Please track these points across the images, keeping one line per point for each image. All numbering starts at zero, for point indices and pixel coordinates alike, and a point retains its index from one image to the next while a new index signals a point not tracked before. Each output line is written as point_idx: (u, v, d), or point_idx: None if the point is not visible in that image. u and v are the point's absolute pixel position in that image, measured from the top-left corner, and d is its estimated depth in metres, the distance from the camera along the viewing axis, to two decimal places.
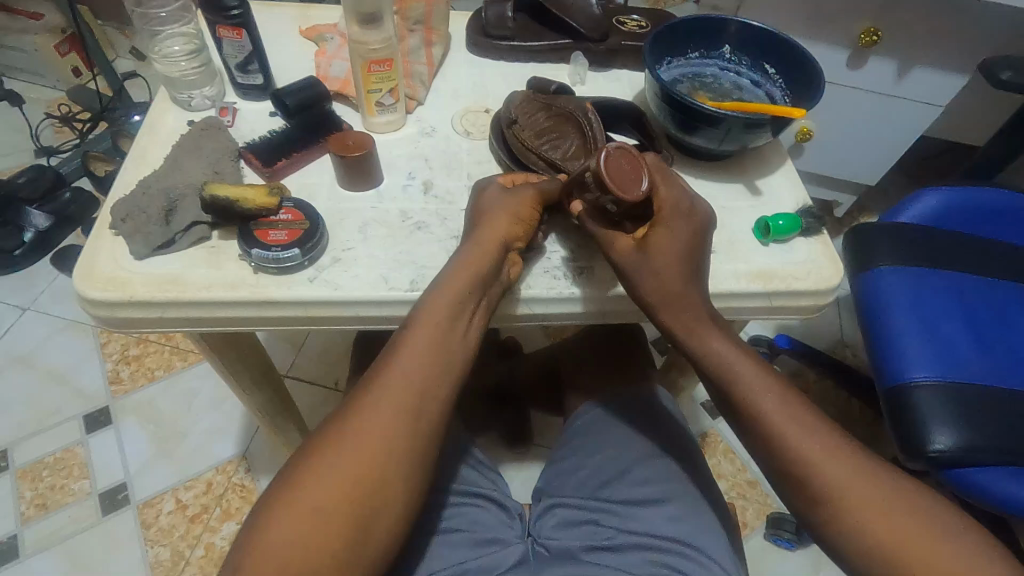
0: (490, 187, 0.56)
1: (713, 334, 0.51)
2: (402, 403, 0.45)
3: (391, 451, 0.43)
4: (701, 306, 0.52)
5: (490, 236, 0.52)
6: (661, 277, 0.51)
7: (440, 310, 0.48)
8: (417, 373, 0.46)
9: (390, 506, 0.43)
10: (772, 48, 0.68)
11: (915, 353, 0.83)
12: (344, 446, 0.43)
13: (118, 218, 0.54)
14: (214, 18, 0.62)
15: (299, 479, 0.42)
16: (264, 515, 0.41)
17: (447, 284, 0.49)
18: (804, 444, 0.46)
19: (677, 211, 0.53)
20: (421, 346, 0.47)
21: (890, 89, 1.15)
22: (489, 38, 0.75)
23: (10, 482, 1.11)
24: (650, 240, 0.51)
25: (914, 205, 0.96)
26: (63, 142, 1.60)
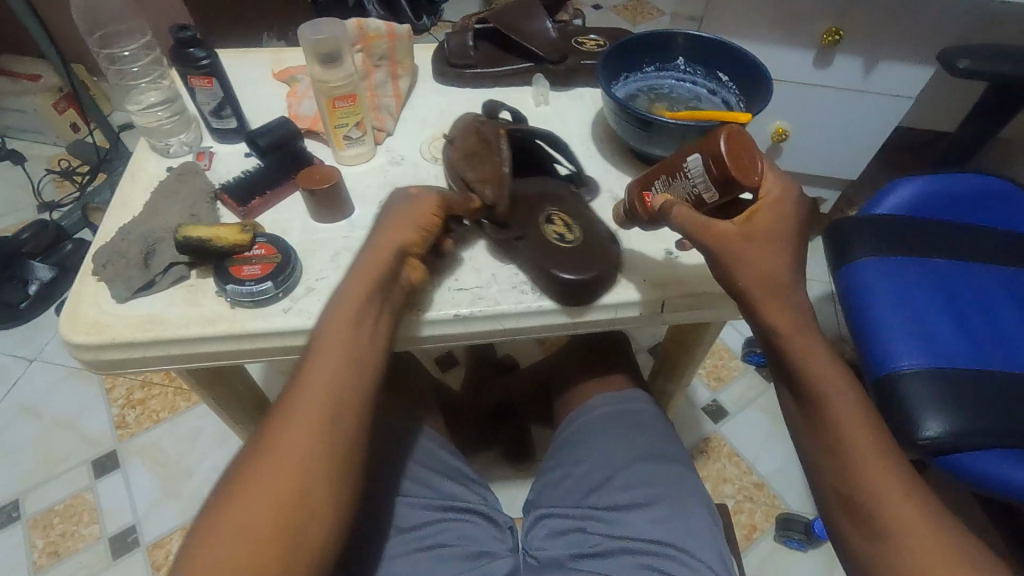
0: (399, 194, 0.57)
1: (809, 333, 0.51)
2: (318, 413, 0.46)
3: (312, 460, 0.44)
4: (799, 304, 0.51)
5: (378, 250, 0.53)
6: (761, 267, 0.50)
7: (349, 319, 0.50)
8: (330, 380, 0.48)
9: (320, 513, 0.44)
10: (724, 56, 0.70)
11: (901, 344, 0.83)
12: (267, 460, 0.44)
13: (99, 264, 0.56)
14: (185, 69, 0.65)
15: (228, 495, 0.43)
16: (198, 533, 0.41)
17: (351, 293, 0.51)
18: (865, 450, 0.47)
19: (784, 196, 0.50)
20: (331, 355, 0.49)
21: (859, 84, 1.17)
22: (453, 67, 0.78)
23: (22, 532, 1.13)
24: (754, 225, 0.50)
25: (890, 197, 0.97)
26: (64, 195, 1.66)
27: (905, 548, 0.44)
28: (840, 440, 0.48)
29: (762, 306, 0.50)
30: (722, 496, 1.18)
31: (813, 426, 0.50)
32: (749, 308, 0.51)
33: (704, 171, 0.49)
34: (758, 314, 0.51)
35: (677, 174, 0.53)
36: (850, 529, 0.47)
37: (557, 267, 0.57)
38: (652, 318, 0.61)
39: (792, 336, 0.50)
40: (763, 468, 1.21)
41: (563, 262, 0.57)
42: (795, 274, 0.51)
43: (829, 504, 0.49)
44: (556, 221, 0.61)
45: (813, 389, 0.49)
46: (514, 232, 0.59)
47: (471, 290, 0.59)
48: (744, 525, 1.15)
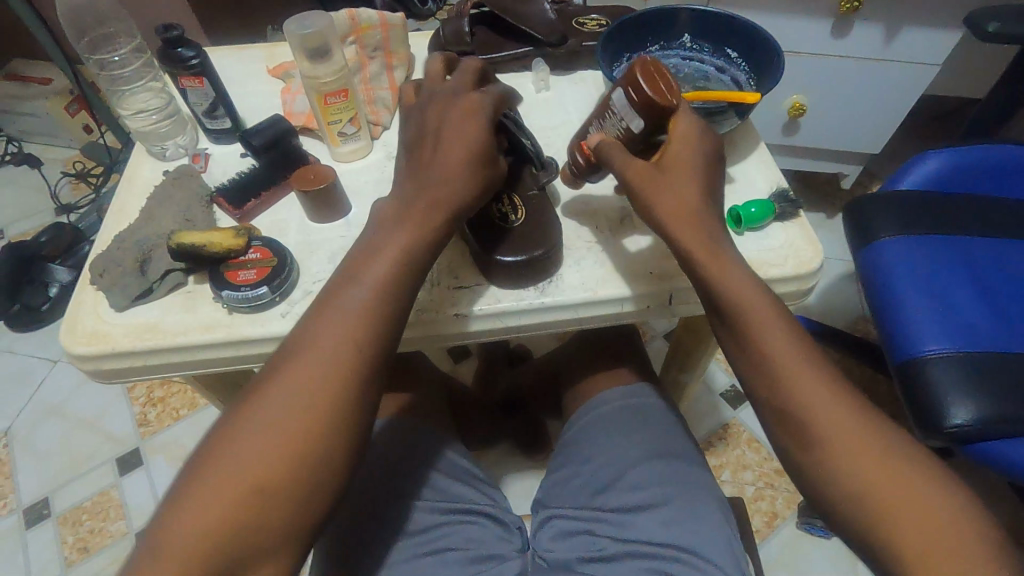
0: (451, 110, 0.52)
1: (724, 258, 0.50)
2: (322, 383, 0.44)
3: (310, 429, 0.43)
4: (722, 247, 0.50)
5: (436, 191, 0.49)
6: (679, 202, 0.50)
7: (392, 264, 0.47)
8: (337, 349, 0.45)
9: (326, 462, 0.43)
10: (733, 32, 0.67)
11: (926, 327, 0.79)
12: (263, 424, 0.43)
13: (95, 273, 0.56)
14: (175, 70, 0.63)
15: (240, 425, 0.43)
16: (204, 459, 0.42)
17: (396, 235, 0.48)
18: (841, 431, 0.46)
19: (694, 131, 0.51)
20: (365, 302, 0.46)
21: (879, 53, 1.11)
22: (449, 55, 0.76)
23: (53, 528, 1.16)
24: (667, 161, 0.50)
25: (913, 171, 0.92)
26: (80, 197, 1.68)
27: (895, 523, 0.43)
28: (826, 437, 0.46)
29: (694, 252, 0.49)
30: (741, 483, 1.16)
31: (784, 418, 0.48)
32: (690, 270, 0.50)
33: (626, 100, 0.49)
34: (717, 288, 0.49)
35: (607, 113, 0.53)
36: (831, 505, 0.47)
37: (497, 249, 0.55)
38: (659, 312, 0.59)
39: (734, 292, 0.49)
40: None
41: (503, 241, 0.56)
42: (716, 214, 0.51)
43: (812, 489, 0.48)
44: (503, 199, 0.58)
45: (774, 382, 0.48)
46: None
47: (470, 288, 0.57)
48: (764, 513, 1.13)
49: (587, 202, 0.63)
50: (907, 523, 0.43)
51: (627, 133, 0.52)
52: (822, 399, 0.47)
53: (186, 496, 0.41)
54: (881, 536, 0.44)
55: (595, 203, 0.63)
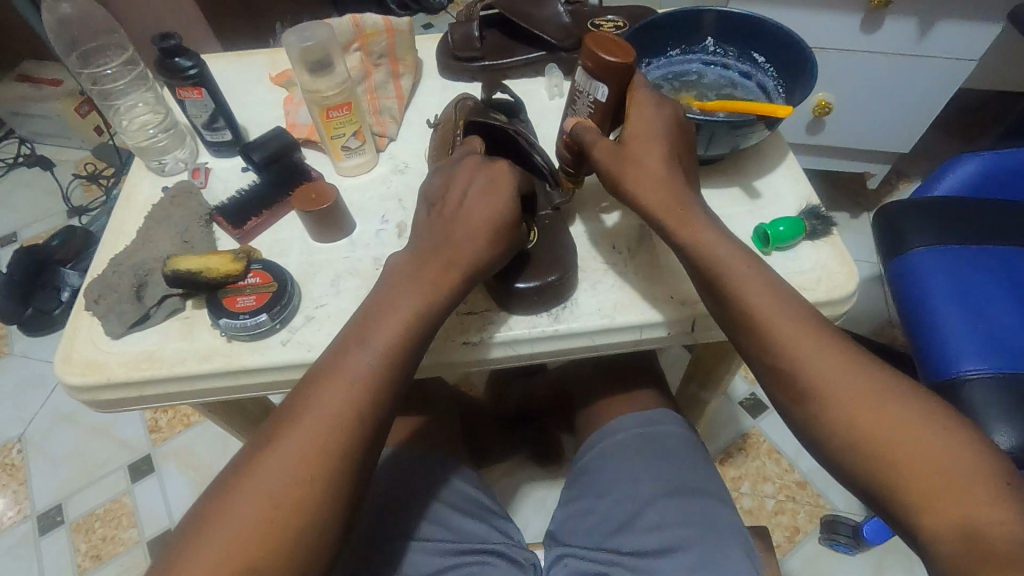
0: (478, 178, 0.52)
1: (734, 256, 0.48)
2: (321, 440, 0.44)
3: (305, 487, 0.43)
4: (713, 241, 0.48)
5: (456, 253, 0.49)
6: (641, 167, 0.49)
7: (403, 323, 0.47)
8: (337, 406, 0.45)
9: (323, 520, 0.43)
10: (760, 35, 0.62)
11: (963, 344, 0.74)
12: (259, 481, 0.43)
13: (91, 299, 0.54)
14: (171, 81, 0.61)
15: (244, 478, 0.43)
16: (207, 512, 0.42)
17: (407, 291, 0.48)
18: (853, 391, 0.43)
19: (652, 97, 0.52)
20: (373, 360, 0.46)
21: (911, 48, 1.05)
22: (458, 60, 0.72)
23: (66, 535, 1.16)
24: (627, 130, 0.51)
25: (949, 176, 0.87)
26: (92, 199, 1.67)
27: (918, 477, 0.39)
28: (842, 407, 0.43)
29: (686, 238, 0.48)
30: (761, 496, 1.13)
31: (812, 408, 0.44)
32: (711, 275, 0.48)
33: (583, 71, 0.51)
34: (742, 297, 0.47)
35: (576, 96, 0.54)
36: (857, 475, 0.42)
37: (511, 275, 0.53)
38: (681, 338, 0.55)
39: (758, 293, 0.46)
40: (806, 465, 1.14)
41: (516, 268, 0.53)
42: (685, 179, 0.51)
43: (839, 467, 0.44)
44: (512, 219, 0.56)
45: (793, 372, 0.45)
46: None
47: (478, 314, 0.54)
48: (785, 527, 1.09)
49: (604, 219, 0.60)
50: (929, 474, 0.39)
51: (596, 107, 0.53)
52: (839, 378, 0.44)
53: (187, 551, 0.41)
54: (905, 497, 0.40)
55: (613, 220, 0.60)
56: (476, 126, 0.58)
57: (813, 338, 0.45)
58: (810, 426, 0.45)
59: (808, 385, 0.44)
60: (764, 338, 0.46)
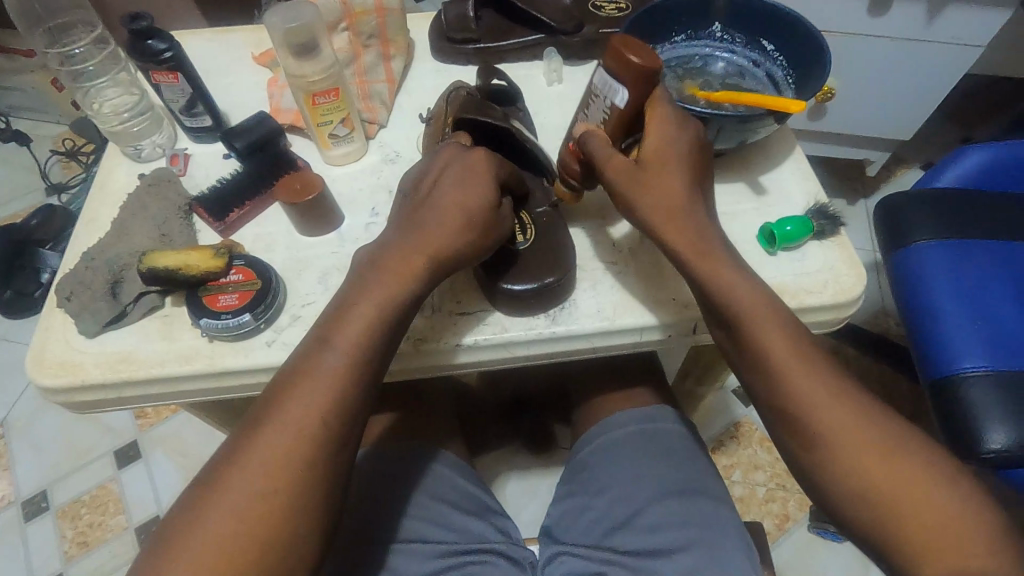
0: (452, 164, 0.49)
1: (732, 274, 0.46)
2: (294, 449, 0.42)
3: (281, 497, 0.42)
4: (726, 267, 0.46)
5: (431, 244, 0.46)
6: (664, 197, 0.47)
7: (368, 322, 0.45)
8: (307, 413, 0.43)
9: (301, 526, 0.42)
10: (770, 21, 0.59)
11: (963, 342, 0.73)
12: (232, 494, 0.41)
13: (63, 297, 0.51)
14: (145, 64, 0.57)
15: (213, 489, 0.42)
16: (178, 526, 0.41)
17: (373, 288, 0.46)
18: (862, 429, 0.43)
19: (676, 116, 0.48)
20: (337, 360, 0.44)
21: (919, 33, 1.02)
22: (452, 42, 0.68)
23: (52, 522, 1.14)
24: (646, 153, 0.48)
25: (954, 167, 0.85)
26: (72, 177, 1.61)
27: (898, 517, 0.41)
28: (852, 450, 0.43)
29: (695, 264, 0.46)
30: (752, 484, 1.13)
31: (802, 445, 0.44)
32: (715, 304, 0.46)
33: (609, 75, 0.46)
34: (754, 325, 0.45)
35: (591, 99, 0.50)
36: (833, 504, 0.44)
37: (505, 276, 0.51)
38: (684, 340, 0.53)
39: (761, 324, 0.45)
40: None
41: (510, 268, 0.51)
42: (702, 201, 0.48)
43: (841, 509, 0.43)
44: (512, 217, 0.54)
45: (794, 411, 0.44)
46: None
47: (475, 316, 0.53)
48: (775, 515, 1.09)
49: (606, 214, 0.58)
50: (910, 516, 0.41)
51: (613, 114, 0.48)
52: (847, 408, 0.43)
53: (159, 566, 0.40)
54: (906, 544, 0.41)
55: (613, 216, 0.57)
56: (466, 123, 0.54)
57: (811, 367, 0.44)
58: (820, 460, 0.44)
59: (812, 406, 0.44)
60: (762, 365, 0.45)
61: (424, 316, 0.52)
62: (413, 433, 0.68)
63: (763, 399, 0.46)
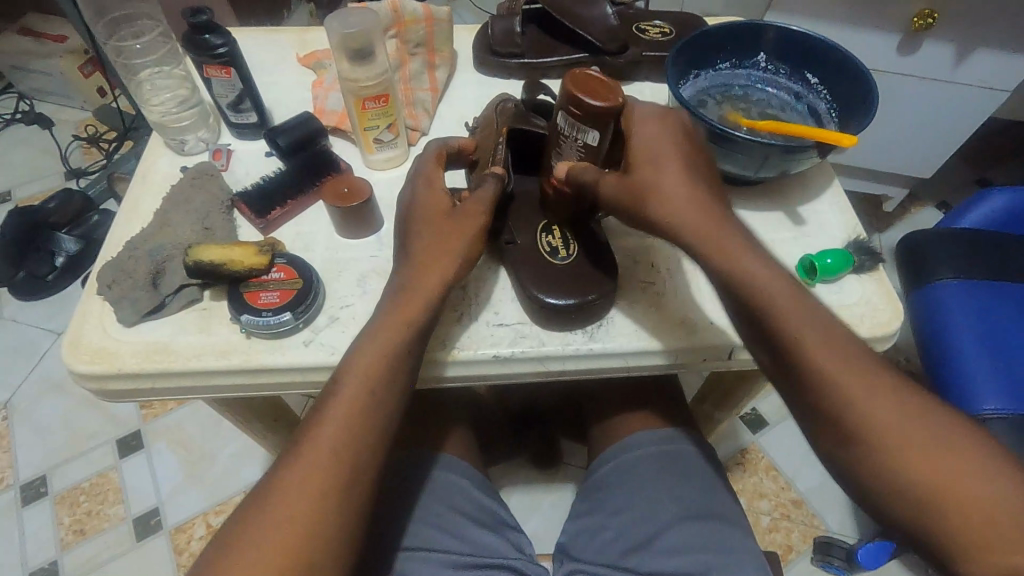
0: (422, 193, 0.51)
1: (740, 254, 0.45)
2: (323, 474, 0.42)
3: (313, 523, 0.41)
4: (749, 265, 0.45)
5: (427, 257, 0.48)
6: (668, 199, 0.46)
7: (388, 347, 0.46)
8: (335, 437, 0.43)
9: (332, 547, 0.41)
10: (816, 54, 0.60)
11: (985, 382, 0.74)
12: (264, 525, 0.40)
13: (104, 284, 0.51)
14: (199, 58, 0.57)
15: (246, 519, 0.41)
16: (208, 563, 0.40)
17: (390, 316, 0.47)
18: (898, 421, 0.41)
19: (649, 117, 0.48)
20: (358, 384, 0.45)
21: (947, 74, 1.04)
22: (496, 55, 0.69)
23: (49, 507, 1.13)
24: (641, 162, 0.47)
25: (981, 206, 0.86)
26: (92, 163, 1.61)
27: (969, 514, 0.37)
28: (894, 448, 0.40)
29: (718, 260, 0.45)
30: (757, 513, 1.12)
31: (853, 450, 0.42)
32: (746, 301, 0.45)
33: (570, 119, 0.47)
34: (768, 311, 0.44)
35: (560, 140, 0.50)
36: (896, 512, 0.40)
37: (545, 289, 0.51)
38: (716, 364, 0.54)
39: (794, 320, 0.43)
40: (803, 484, 1.14)
41: (549, 281, 0.51)
42: (710, 203, 0.47)
43: (898, 511, 0.40)
44: (554, 232, 0.54)
45: (839, 407, 0.42)
46: (505, 236, 0.54)
47: (512, 327, 0.53)
48: (779, 545, 1.08)
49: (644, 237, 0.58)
50: (989, 511, 0.37)
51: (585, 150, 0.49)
52: (877, 401, 0.41)
53: None
54: (967, 538, 0.37)
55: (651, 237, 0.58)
56: (517, 135, 0.56)
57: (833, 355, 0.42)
58: (863, 463, 0.41)
59: (838, 392, 0.42)
60: (797, 365, 0.43)
61: (455, 322, 0.53)
62: (431, 440, 0.67)
63: (811, 412, 0.44)
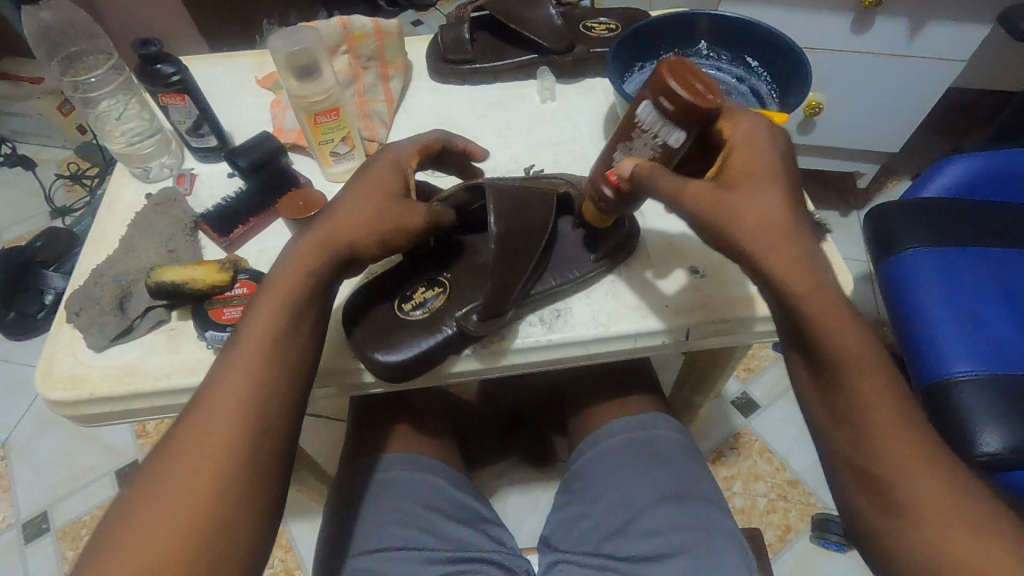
0: (380, 164, 0.53)
1: (828, 292, 0.42)
2: (226, 421, 0.42)
3: (214, 469, 0.40)
4: (831, 301, 0.42)
5: (340, 224, 0.48)
6: (763, 213, 0.43)
7: (269, 326, 0.45)
8: (241, 384, 0.43)
9: (237, 502, 0.40)
10: (755, 39, 0.62)
11: (955, 347, 0.74)
12: (171, 478, 0.40)
13: (72, 311, 0.53)
14: (153, 87, 0.59)
15: (138, 505, 0.40)
16: (116, 521, 0.40)
17: (294, 261, 0.47)
18: (909, 458, 0.40)
19: (756, 134, 0.46)
20: (249, 356, 0.44)
21: (902, 48, 1.05)
22: (449, 63, 0.71)
23: (52, 543, 1.14)
24: (733, 173, 0.45)
25: (943, 175, 0.87)
26: (76, 200, 1.62)
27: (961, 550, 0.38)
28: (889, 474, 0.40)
29: (804, 306, 0.41)
30: (753, 495, 1.12)
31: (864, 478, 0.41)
32: (816, 350, 0.42)
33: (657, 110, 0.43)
34: (824, 343, 0.41)
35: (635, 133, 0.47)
36: (890, 543, 0.41)
37: (363, 345, 0.51)
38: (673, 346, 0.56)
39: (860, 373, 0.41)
40: (797, 464, 1.14)
41: (381, 336, 0.51)
42: (799, 222, 0.44)
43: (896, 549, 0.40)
44: (430, 291, 0.53)
45: (858, 444, 0.41)
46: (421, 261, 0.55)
47: None
48: (777, 526, 1.09)
49: None
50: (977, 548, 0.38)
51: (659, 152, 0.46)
52: (900, 440, 0.41)
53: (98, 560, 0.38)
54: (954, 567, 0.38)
55: None
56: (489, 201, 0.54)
57: (876, 384, 0.41)
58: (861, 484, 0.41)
59: (873, 427, 0.41)
60: (845, 397, 0.41)
61: None
62: (413, 444, 0.68)
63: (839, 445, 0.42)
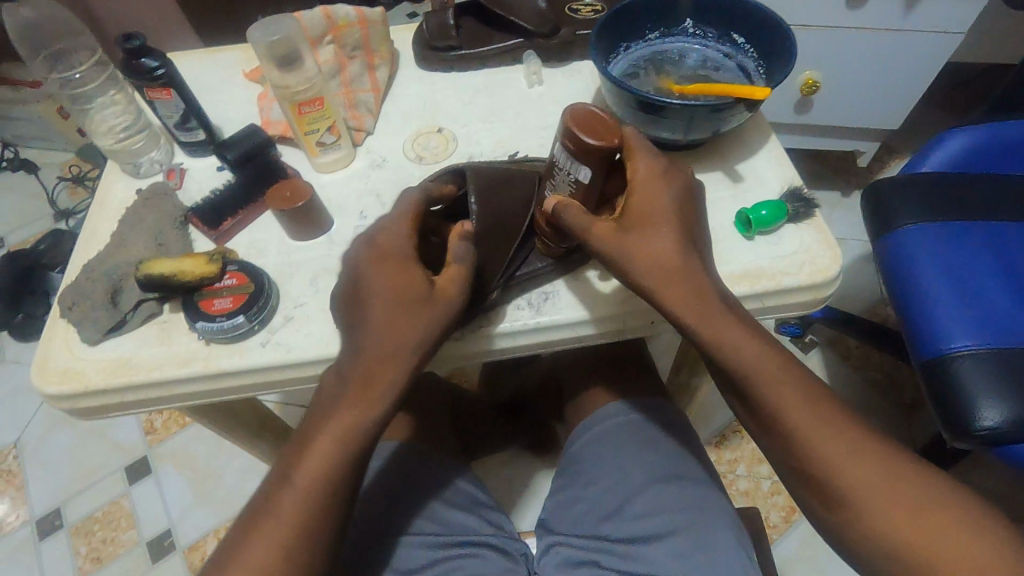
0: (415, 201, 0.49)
1: (728, 321, 0.46)
2: (320, 475, 0.44)
3: (303, 519, 0.44)
4: (734, 332, 0.46)
5: (401, 287, 0.45)
6: (660, 254, 0.46)
7: (369, 393, 0.45)
8: (336, 440, 0.44)
9: (317, 547, 0.44)
10: (739, 15, 0.61)
11: (953, 322, 0.74)
12: (268, 522, 0.44)
13: (65, 306, 0.53)
14: (139, 83, 0.59)
15: (244, 538, 0.44)
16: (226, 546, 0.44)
17: (390, 318, 0.45)
18: (845, 459, 0.43)
19: (654, 173, 0.48)
20: (348, 412, 0.45)
21: (898, 23, 1.04)
22: (434, 50, 0.71)
23: (66, 539, 1.16)
24: (633, 213, 0.47)
25: (939, 150, 0.86)
26: (79, 202, 1.64)
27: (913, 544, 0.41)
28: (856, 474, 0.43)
29: (706, 336, 0.46)
30: (757, 478, 1.12)
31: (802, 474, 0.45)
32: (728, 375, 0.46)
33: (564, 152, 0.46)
34: (734, 366, 0.46)
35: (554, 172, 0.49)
36: (844, 533, 0.44)
37: None
38: (661, 325, 0.55)
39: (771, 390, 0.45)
40: None
41: None
42: (698, 258, 0.47)
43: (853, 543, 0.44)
44: None
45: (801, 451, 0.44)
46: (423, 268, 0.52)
47: None
48: (782, 508, 1.08)
49: None
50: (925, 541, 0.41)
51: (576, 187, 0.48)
52: (845, 450, 0.44)
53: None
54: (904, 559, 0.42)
55: None
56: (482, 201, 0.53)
57: (795, 397, 0.45)
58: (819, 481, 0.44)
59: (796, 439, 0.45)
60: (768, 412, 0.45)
61: None
62: (410, 432, 0.69)
63: (778, 450, 0.46)
